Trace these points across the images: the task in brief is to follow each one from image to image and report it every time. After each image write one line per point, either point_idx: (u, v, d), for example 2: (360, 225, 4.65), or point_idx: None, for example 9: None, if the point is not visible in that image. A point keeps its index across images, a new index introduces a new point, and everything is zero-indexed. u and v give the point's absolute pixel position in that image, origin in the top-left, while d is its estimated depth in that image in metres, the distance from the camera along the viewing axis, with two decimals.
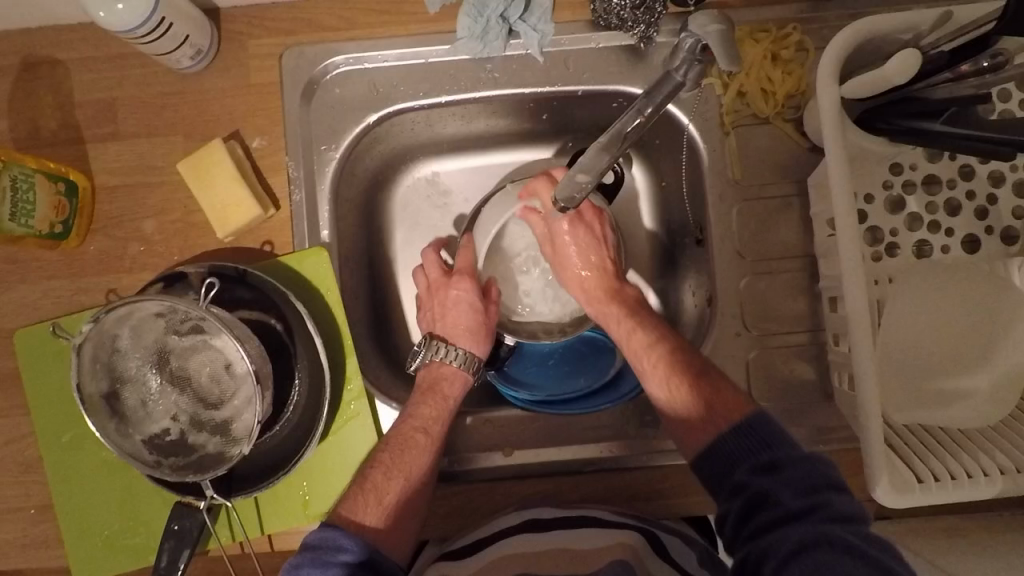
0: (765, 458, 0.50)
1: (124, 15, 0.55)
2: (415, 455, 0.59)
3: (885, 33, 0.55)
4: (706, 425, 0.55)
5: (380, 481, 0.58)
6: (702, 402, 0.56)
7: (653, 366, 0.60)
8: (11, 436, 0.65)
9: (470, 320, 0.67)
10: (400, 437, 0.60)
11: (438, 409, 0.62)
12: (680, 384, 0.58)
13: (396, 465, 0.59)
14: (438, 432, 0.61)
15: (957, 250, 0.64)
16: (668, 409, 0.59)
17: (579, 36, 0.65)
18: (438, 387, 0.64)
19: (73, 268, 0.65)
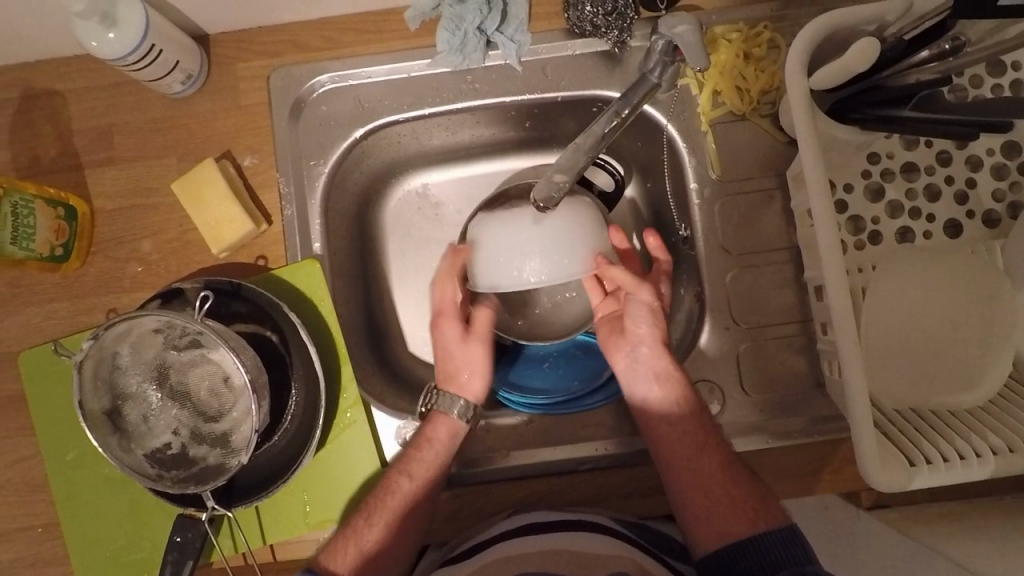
0: (810, 569, 0.49)
1: (116, 44, 0.58)
2: (402, 505, 0.60)
3: (849, 25, 0.56)
4: (757, 518, 0.55)
5: (362, 530, 0.59)
6: (755, 494, 0.57)
7: (719, 444, 0.59)
8: (18, 456, 0.67)
9: (465, 363, 0.68)
10: (388, 489, 0.61)
11: (429, 460, 0.62)
12: (734, 484, 0.57)
13: (381, 516, 0.59)
14: (429, 483, 0.61)
15: (939, 235, 0.64)
16: (702, 503, 0.57)
17: (555, 45, 0.67)
18: (448, 445, 0.63)
19: (75, 290, 0.67)
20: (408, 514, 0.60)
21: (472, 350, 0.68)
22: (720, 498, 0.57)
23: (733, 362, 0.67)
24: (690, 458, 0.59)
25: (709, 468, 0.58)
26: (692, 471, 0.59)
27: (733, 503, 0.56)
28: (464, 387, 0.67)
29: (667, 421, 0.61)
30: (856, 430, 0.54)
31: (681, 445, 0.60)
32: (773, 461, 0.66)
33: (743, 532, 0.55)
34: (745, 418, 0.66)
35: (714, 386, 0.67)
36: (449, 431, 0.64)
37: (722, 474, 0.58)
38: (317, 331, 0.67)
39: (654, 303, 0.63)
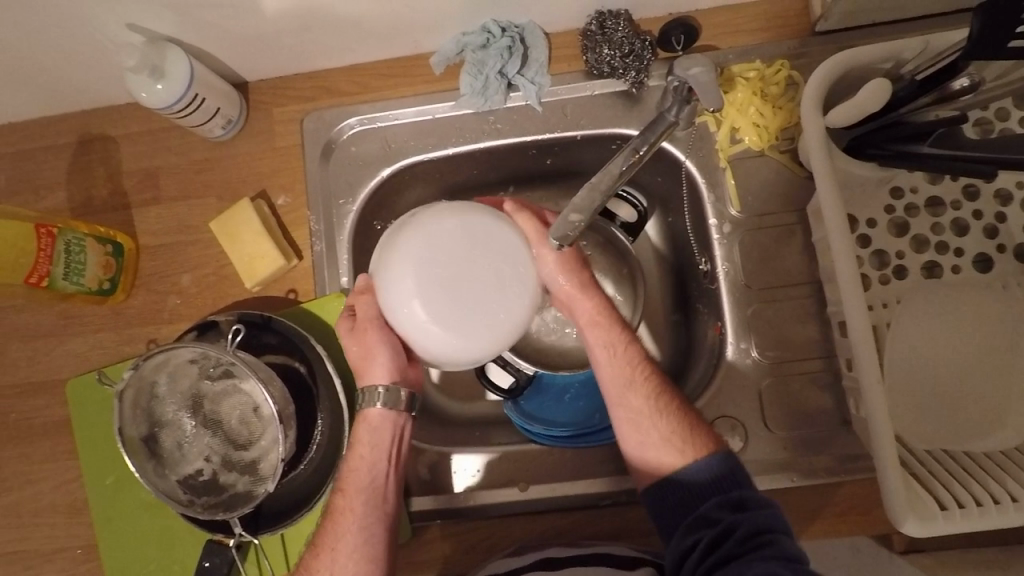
0: (734, 496, 0.53)
1: (164, 94, 0.62)
2: (343, 526, 0.58)
3: (866, 64, 0.57)
4: (686, 449, 0.57)
5: (311, 568, 0.58)
6: (685, 422, 0.58)
7: (648, 377, 0.59)
8: (63, 479, 0.70)
9: (371, 353, 0.59)
10: (330, 518, 0.59)
11: (355, 467, 0.60)
12: (662, 411, 0.58)
13: (327, 546, 0.58)
14: (362, 494, 0.59)
15: (970, 270, 0.62)
16: (636, 435, 0.58)
17: (574, 86, 0.69)
18: (383, 440, 0.60)
19: (120, 322, 0.71)
20: (353, 534, 0.58)
21: (372, 339, 0.59)
22: (649, 435, 0.58)
23: (755, 397, 0.66)
24: (620, 397, 0.59)
25: (635, 405, 0.59)
26: (621, 403, 0.59)
27: (660, 435, 0.57)
28: (375, 380, 0.60)
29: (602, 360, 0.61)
30: (882, 468, 0.53)
31: (608, 384, 0.60)
32: (799, 500, 0.64)
33: (674, 465, 0.57)
34: (768, 455, 0.65)
35: (737, 423, 0.66)
36: (375, 427, 0.60)
37: (647, 409, 0.58)
38: (342, 359, 0.69)
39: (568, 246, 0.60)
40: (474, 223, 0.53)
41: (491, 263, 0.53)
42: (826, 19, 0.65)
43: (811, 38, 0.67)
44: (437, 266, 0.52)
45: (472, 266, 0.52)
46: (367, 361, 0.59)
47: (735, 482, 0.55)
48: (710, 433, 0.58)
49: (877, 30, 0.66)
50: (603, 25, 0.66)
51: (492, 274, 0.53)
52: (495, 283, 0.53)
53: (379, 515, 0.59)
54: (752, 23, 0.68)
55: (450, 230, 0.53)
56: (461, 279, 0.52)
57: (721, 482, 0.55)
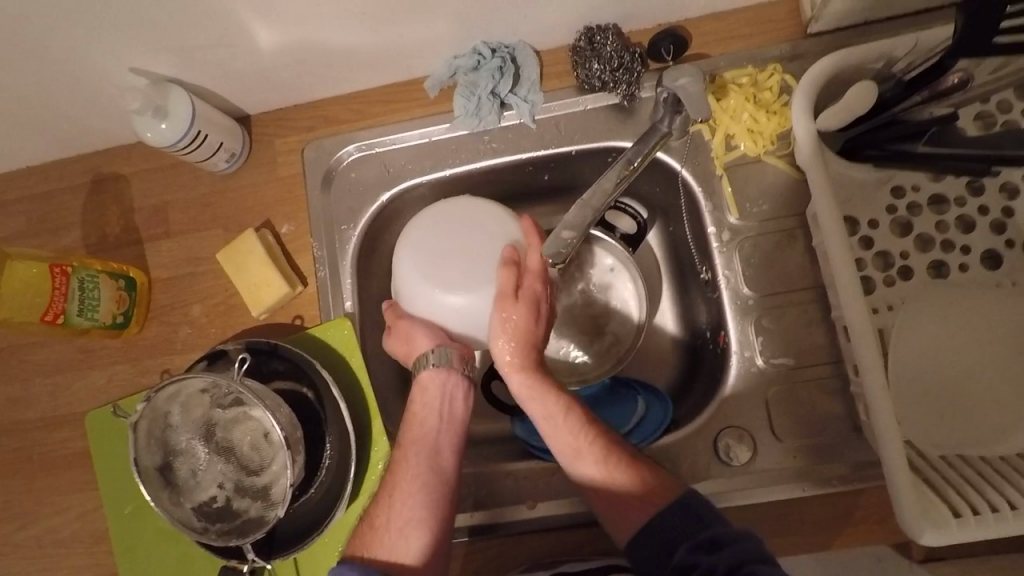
0: (704, 537, 0.50)
1: (168, 132, 0.65)
2: (401, 476, 0.59)
3: (855, 65, 0.56)
4: (646, 504, 0.55)
5: (374, 513, 0.58)
6: (638, 475, 0.56)
7: (598, 440, 0.58)
8: (83, 510, 0.72)
9: (412, 336, 0.64)
10: (390, 469, 0.60)
11: (415, 424, 0.61)
12: (617, 465, 0.56)
13: (388, 493, 0.58)
14: (419, 445, 0.60)
15: (977, 267, 0.61)
16: (602, 490, 0.57)
17: (567, 102, 0.70)
18: (436, 404, 0.62)
19: (134, 354, 0.74)
20: (408, 485, 0.58)
21: (407, 324, 0.65)
22: (608, 492, 0.56)
23: (762, 406, 0.65)
24: (576, 464, 0.58)
25: (589, 468, 0.57)
26: (578, 468, 0.58)
27: (620, 496, 0.56)
28: (422, 351, 0.63)
29: (552, 427, 0.58)
30: (892, 472, 0.52)
31: (562, 454, 0.58)
32: (813, 510, 0.63)
33: (637, 521, 0.55)
34: (779, 465, 0.64)
35: (745, 432, 0.65)
36: (428, 385, 0.62)
37: (589, 445, 0.57)
38: (348, 383, 0.70)
39: (517, 315, 0.59)
40: (450, 223, 0.68)
41: (489, 240, 0.66)
42: (817, 21, 0.64)
43: (804, 41, 0.66)
44: (439, 247, 0.67)
45: (468, 239, 0.66)
46: (412, 340, 0.64)
47: (704, 521, 0.52)
48: (671, 480, 0.56)
49: (870, 29, 0.65)
50: (592, 41, 0.66)
51: (480, 245, 0.66)
52: (479, 256, 0.66)
53: (436, 467, 0.59)
54: (744, 29, 0.68)
55: (426, 240, 0.67)
56: (453, 263, 0.66)
57: (691, 524, 0.52)
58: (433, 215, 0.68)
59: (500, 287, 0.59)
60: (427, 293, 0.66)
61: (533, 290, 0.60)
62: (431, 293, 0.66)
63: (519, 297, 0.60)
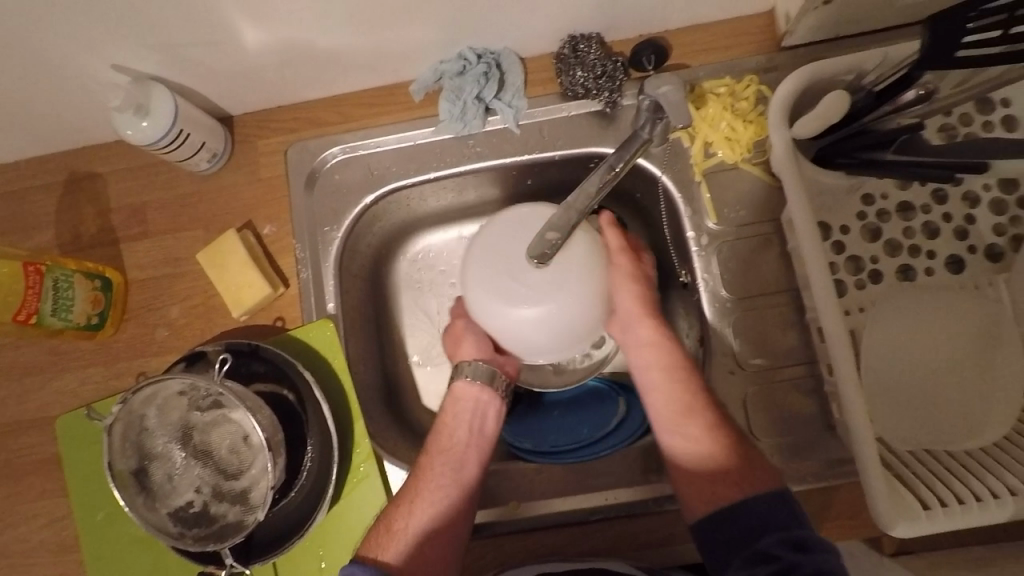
0: (794, 535, 0.48)
1: (149, 130, 0.64)
2: (424, 481, 0.59)
3: (827, 76, 0.59)
4: (744, 484, 0.53)
5: (393, 515, 0.58)
6: (738, 453, 0.55)
7: (705, 410, 0.57)
8: (51, 517, 0.70)
9: (461, 338, 0.66)
10: (413, 475, 0.61)
11: (445, 434, 0.62)
12: (718, 437, 0.56)
13: (410, 499, 0.59)
14: (447, 455, 0.61)
15: (941, 272, 0.64)
16: (694, 464, 0.56)
17: (550, 108, 0.71)
18: (467, 414, 0.63)
19: (108, 356, 0.72)
20: (432, 490, 0.59)
21: (462, 326, 0.67)
22: (704, 463, 0.55)
23: (740, 406, 0.67)
24: (676, 430, 0.57)
25: (690, 434, 0.56)
26: (680, 436, 0.57)
27: (718, 469, 0.54)
28: (464, 358, 0.66)
29: (661, 391, 0.59)
30: (865, 465, 0.53)
31: (661, 417, 0.58)
32: None
33: (733, 498, 0.53)
34: None
35: None
36: (461, 397, 0.64)
37: (689, 410, 0.57)
38: (330, 385, 0.70)
39: (632, 272, 0.62)
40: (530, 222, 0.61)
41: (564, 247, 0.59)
42: (791, 34, 0.67)
43: (778, 53, 0.69)
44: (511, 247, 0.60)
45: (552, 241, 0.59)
46: (457, 347, 0.67)
47: (794, 521, 0.50)
48: (771, 472, 0.54)
49: (840, 44, 0.68)
50: (576, 49, 0.68)
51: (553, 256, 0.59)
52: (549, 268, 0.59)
53: (459, 477, 0.60)
54: (721, 41, 0.70)
55: (502, 233, 0.61)
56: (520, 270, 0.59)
57: (778, 520, 0.50)
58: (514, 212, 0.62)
59: (612, 243, 0.63)
60: (483, 299, 0.61)
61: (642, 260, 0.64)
62: (487, 299, 0.60)
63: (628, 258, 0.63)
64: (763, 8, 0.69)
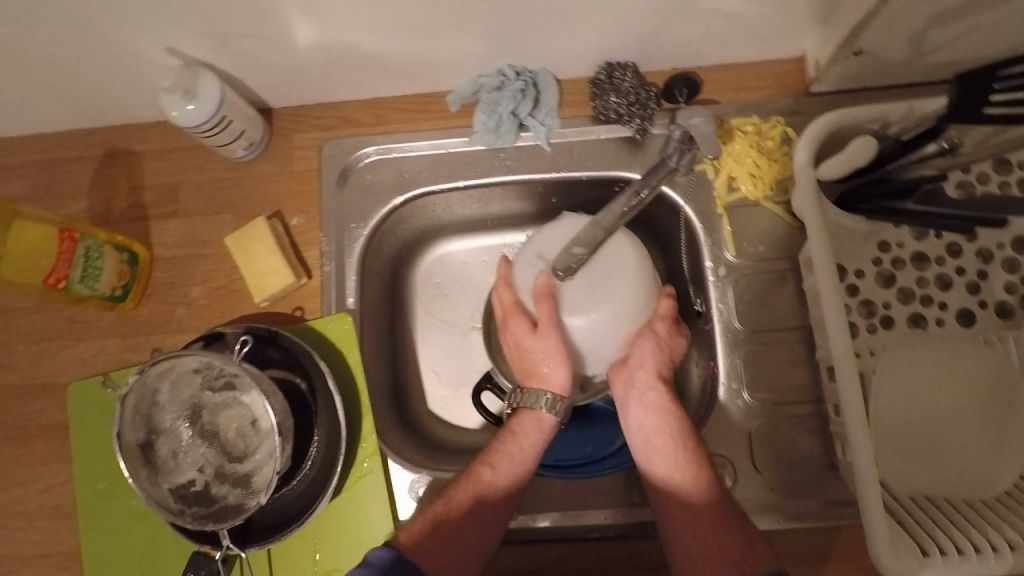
0: None
1: (193, 114, 0.66)
2: (479, 490, 0.59)
3: (853, 123, 0.60)
4: (746, 565, 0.52)
5: (440, 517, 0.58)
6: (740, 534, 0.55)
7: (713, 486, 0.58)
8: (52, 483, 0.70)
9: (548, 360, 0.64)
10: (464, 483, 0.60)
11: (514, 454, 0.61)
12: (724, 515, 0.56)
13: (461, 501, 0.59)
14: (510, 470, 0.60)
15: (953, 323, 0.65)
16: (692, 538, 0.56)
17: (582, 129, 0.73)
18: (532, 434, 0.63)
19: (126, 329, 0.73)
20: (481, 500, 0.59)
21: (547, 345, 0.64)
22: (706, 543, 0.55)
23: (744, 438, 0.68)
24: (677, 501, 0.58)
25: (697, 510, 0.57)
26: (685, 506, 0.57)
27: (720, 550, 0.54)
28: (551, 384, 0.64)
29: (665, 458, 0.59)
30: (866, 506, 0.54)
31: (667, 485, 0.59)
32: (785, 542, 0.65)
33: None
34: (757, 496, 0.66)
35: (726, 461, 0.67)
36: (530, 418, 0.63)
37: (688, 475, 0.58)
38: (344, 379, 0.71)
39: (660, 342, 0.64)
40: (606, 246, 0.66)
41: (620, 278, 0.65)
42: (820, 82, 0.69)
43: (806, 98, 0.71)
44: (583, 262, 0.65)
45: (615, 270, 0.65)
46: (546, 376, 0.64)
47: None
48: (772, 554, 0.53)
49: (866, 96, 0.70)
50: (612, 75, 0.70)
51: (610, 284, 0.65)
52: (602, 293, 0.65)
53: (511, 495, 0.60)
54: (752, 82, 0.73)
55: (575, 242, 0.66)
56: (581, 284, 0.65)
57: None
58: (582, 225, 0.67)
59: (659, 312, 0.66)
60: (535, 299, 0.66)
61: (682, 333, 0.66)
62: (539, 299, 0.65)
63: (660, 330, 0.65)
64: (795, 54, 0.72)
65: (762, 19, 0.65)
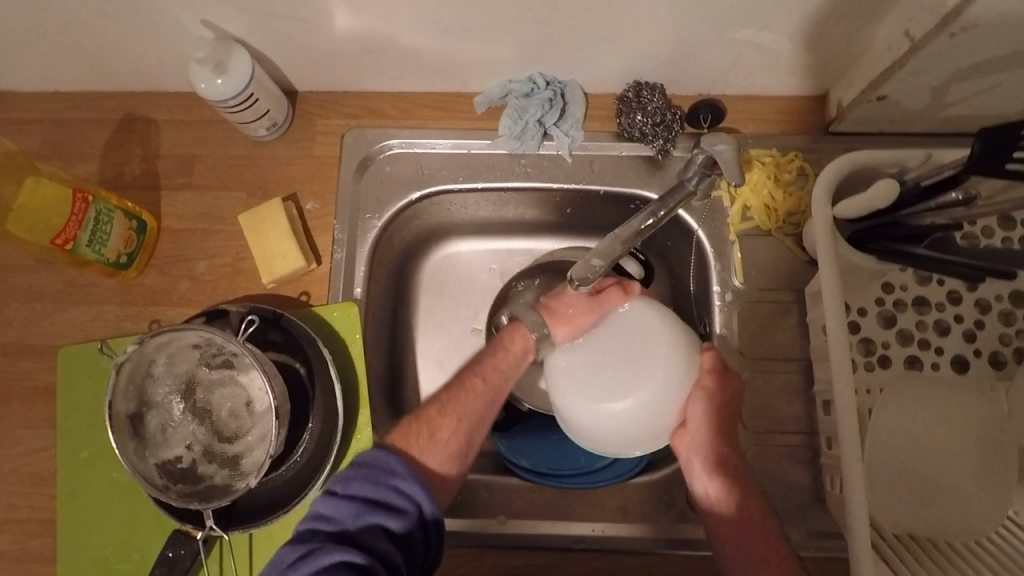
0: None
1: (222, 88, 0.65)
2: (464, 399, 0.60)
3: (871, 165, 0.62)
4: None
5: (435, 421, 0.59)
6: None
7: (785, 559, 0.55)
8: (33, 446, 0.69)
9: (566, 316, 0.63)
10: (456, 390, 0.61)
11: (498, 365, 0.63)
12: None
13: (450, 407, 0.60)
14: (492, 381, 0.62)
15: (947, 368, 0.67)
16: None
17: (604, 144, 0.74)
18: (516, 356, 0.64)
19: (126, 297, 0.72)
20: (467, 408, 0.60)
21: (573, 317, 0.63)
22: None
23: None
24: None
25: None
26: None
27: None
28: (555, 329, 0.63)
29: (732, 528, 0.58)
30: (855, 539, 0.55)
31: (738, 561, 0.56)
32: None
33: None
34: None
35: None
36: (519, 335, 0.64)
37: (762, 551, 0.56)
38: (344, 369, 0.70)
39: (715, 398, 0.61)
40: (649, 328, 0.61)
41: (664, 363, 0.60)
42: (840, 122, 0.71)
43: (824, 136, 0.73)
44: (624, 348, 0.61)
45: (657, 359, 0.60)
46: (552, 322, 0.63)
47: None
48: None
49: (882, 141, 0.72)
50: (639, 94, 0.71)
51: (650, 375, 0.60)
52: (640, 382, 0.59)
53: (493, 405, 0.62)
54: (774, 115, 0.74)
55: (625, 332, 0.61)
56: (621, 374, 0.60)
57: None
58: (631, 315, 0.62)
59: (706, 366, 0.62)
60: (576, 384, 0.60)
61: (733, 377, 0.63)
62: (577, 382, 0.60)
63: (714, 383, 0.61)
64: (819, 92, 0.74)
65: (792, 55, 0.67)
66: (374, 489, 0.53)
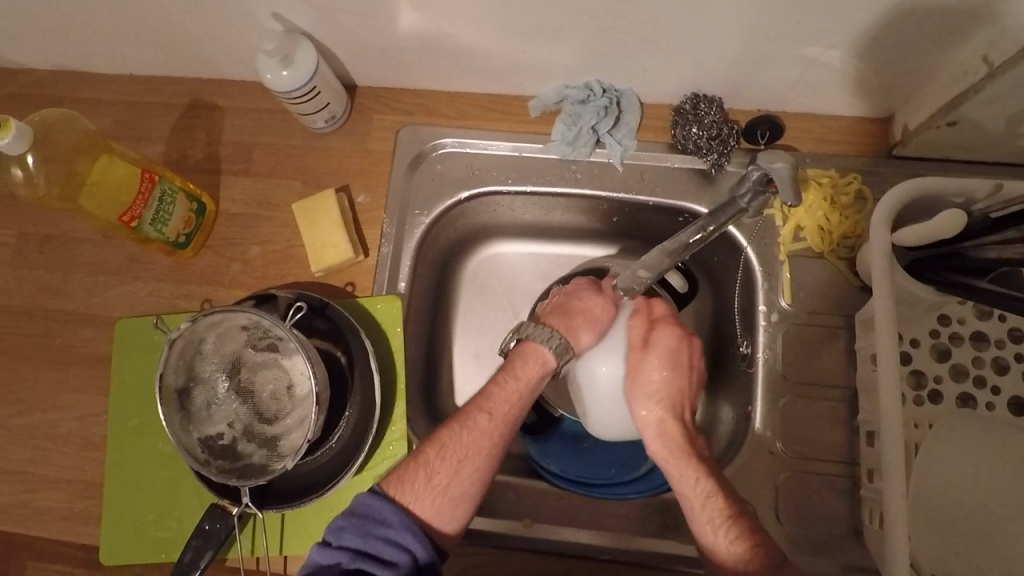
0: None
1: (287, 80, 0.67)
2: (465, 438, 0.57)
3: (936, 194, 0.61)
4: None
5: (432, 463, 0.56)
6: None
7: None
8: (87, 412, 0.72)
9: (585, 325, 0.64)
10: (455, 427, 0.58)
11: (509, 397, 0.60)
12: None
13: (447, 445, 0.57)
14: (497, 417, 0.59)
15: (1003, 410, 0.64)
16: None
17: (657, 155, 0.73)
18: (530, 384, 0.61)
19: (181, 275, 0.75)
20: (469, 447, 0.57)
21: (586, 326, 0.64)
22: None
23: (771, 488, 0.67)
24: None
25: None
26: None
27: None
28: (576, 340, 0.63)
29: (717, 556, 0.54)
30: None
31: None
32: None
33: None
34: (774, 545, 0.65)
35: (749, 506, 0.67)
36: (534, 358, 0.62)
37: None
38: (383, 361, 0.71)
39: (652, 379, 0.62)
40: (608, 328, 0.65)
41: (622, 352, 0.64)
42: (904, 146, 0.69)
43: (886, 160, 0.71)
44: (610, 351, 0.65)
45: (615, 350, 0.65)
46: (574, 329, 0.63)
47: None
48: None
49: (948, 168, 0.70)
50: (696, 107, 0.70)
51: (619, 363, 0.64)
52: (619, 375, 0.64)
53: (502, 443, 0.58)
54: (833, 135, 0.72)
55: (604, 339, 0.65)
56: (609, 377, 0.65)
57: None
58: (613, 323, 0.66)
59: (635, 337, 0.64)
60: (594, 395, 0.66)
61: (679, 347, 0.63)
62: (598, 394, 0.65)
63: (644, 361, 0.63)
64: (883, 114, 0.71)
65: (860, 75, 0.65)
66: (364, 541, 0.52)
